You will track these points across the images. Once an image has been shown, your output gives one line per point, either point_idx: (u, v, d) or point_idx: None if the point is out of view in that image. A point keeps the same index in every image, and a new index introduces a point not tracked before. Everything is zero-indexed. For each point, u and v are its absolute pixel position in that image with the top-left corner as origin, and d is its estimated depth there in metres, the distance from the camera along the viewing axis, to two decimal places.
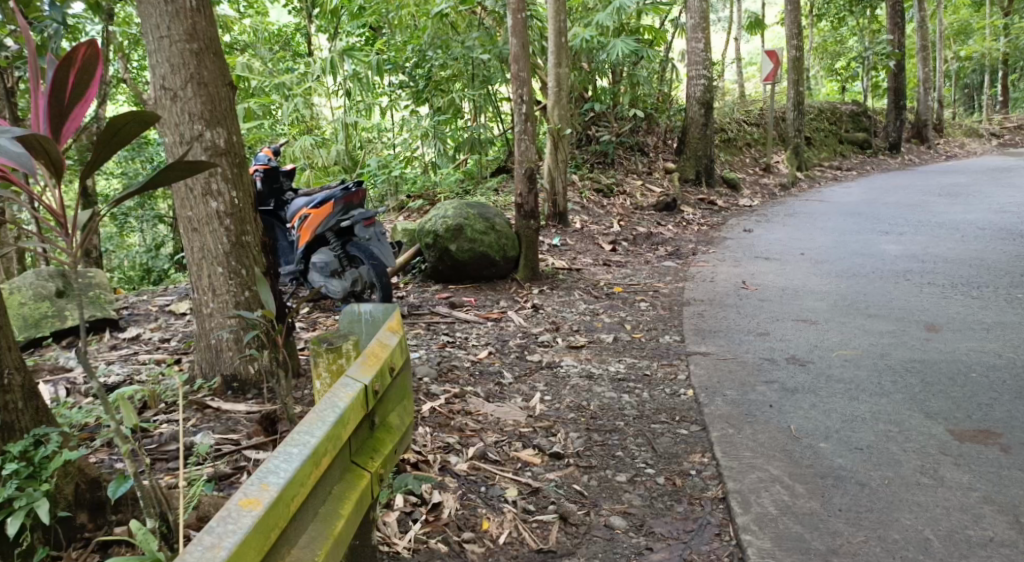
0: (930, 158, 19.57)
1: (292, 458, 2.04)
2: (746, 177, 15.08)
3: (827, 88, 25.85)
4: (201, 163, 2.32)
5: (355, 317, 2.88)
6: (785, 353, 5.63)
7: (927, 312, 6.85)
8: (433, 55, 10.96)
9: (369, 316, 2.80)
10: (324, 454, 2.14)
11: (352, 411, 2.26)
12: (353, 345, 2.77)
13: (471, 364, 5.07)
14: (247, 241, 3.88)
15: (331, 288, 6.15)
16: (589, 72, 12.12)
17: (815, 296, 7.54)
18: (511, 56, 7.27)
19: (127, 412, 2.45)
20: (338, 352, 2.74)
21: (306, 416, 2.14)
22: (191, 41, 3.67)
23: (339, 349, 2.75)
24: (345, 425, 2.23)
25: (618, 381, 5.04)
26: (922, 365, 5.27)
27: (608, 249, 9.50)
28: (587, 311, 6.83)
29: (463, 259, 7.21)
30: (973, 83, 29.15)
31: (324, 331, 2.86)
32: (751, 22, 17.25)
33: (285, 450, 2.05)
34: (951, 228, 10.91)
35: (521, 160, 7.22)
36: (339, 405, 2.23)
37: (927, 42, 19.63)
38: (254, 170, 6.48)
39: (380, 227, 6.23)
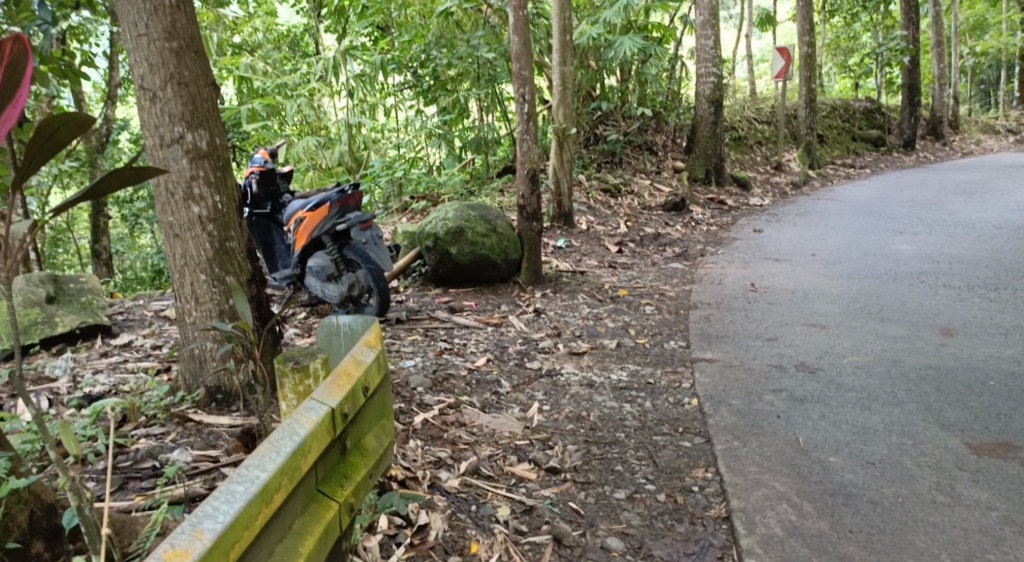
0: (944, 155, 19.30)
1: (236, 497, 1.93)
2: (757, 176, 14.88)
3: (840, 85, 25.59)
4: (147, 169, 2.30)
5: (334, 330, 2.84)
6: (793, 359, 5.45)
7: (941, 315, 6.66)
8: (437, 54, 10.80)
9: (347, 329, 2.76)
10: (278, 488, 2.04)
11: (313, 439, 2.18)
12: (320, 364, 2.73)
13: (468, 372, 4.91)
14: (231, 246, 3.73)
15: (328, 293, 5.98)
16: (597, 70, 11.93)
17: (826, 299, 7.34)
18: (513, 54, 7.09)
19: (67, 440, 2.31)
20: (304, 371, 2.70)
21: (257, 449, 2.04)
22: (171, 39, 3.54)
23: (306, 369, 2.71)
24: (305, 454, 2.14)
25: (620, 389, 4.88)
26: (936, 373, 5.09)
27: (614, 250, 9.33)
28: (590, 315, 6.67)
29: (463, 262, 7.06)
30: (988, 78, 28.78)
31: (292, 349, 2.82)
32: (762, 19, 17.02)
33: (229, 489, 1.94)
34: (966, 227, 10.68)
35: (523, 161, 7.06)
36: (298, 433, 2.14)
37: (941, 38, 19.32)
38: (250, 172, 6.33)
39: (376, 229, 6.05)
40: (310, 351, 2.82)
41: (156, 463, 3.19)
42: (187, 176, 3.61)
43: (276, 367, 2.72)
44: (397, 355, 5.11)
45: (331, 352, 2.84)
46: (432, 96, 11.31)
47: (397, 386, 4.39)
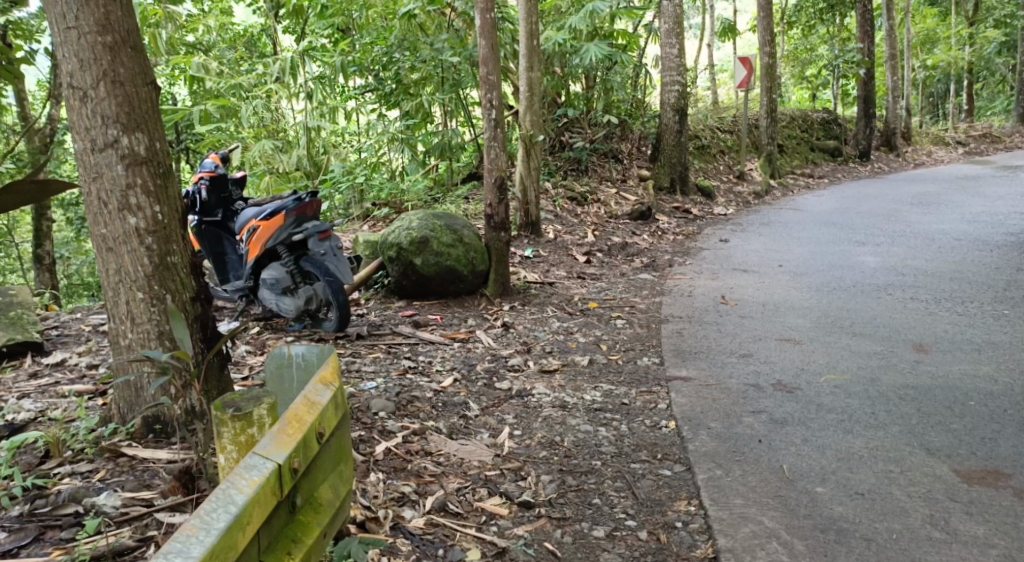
0: (902, 166, 19.45)
1: None
2: (721, 185, 14.78)
3: (798, 96, 25.72)
4: (49, 181, 2.15)
5: (287, 359, 2.58)
6: (770, 378, 5.24)
7: (914, 330, 6.53)
8: (399, 57, 10.50)
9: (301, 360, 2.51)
10: None
11: (253, 507, 2.01)
12: (265, 412, 2.45)
13: (433, 394, 4.61)
14: (172, 261, 3.51)
15: (283, 307, 5.71)
16: (562, 77, 11.74)
17: (797, 312, 7.18)
18: (479, 58, 6.81)
19: None
20: (247, 420, 2.43)
21: (183, 529, 1.88)
22: (104, 34, 3.34)
23: (249, 417, 2.43)
24: (243, 526, 1.97)
25: (593, 411, 4.63)
26: (917, 391, 4.92)
27: (582, 260, 9.09)
28: (559, 329, 6.42)
29: (428, 273, 6.77)
30: (936, 92, 29.30)
31: (234, 392, 2.53)
32: (724, 28, 16.97)
33: None
34: (928, 238, 10.67)
35: (490, 168, 6.79)
36: (234, 502, 1.97)
37: (897, 50, 19.49)
38: (199, 178, 6.02)
39: (336, 239, 5.74)
40: (254, 393, 2.53)
41: (79, 508, 2.96)
42: (123, 183, 3.40)
43: (213, 415, 2.44)
44: (357, 375, 4.82)
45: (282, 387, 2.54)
46: (393, 99, 11.00)
47: (358, 411, 4.09)
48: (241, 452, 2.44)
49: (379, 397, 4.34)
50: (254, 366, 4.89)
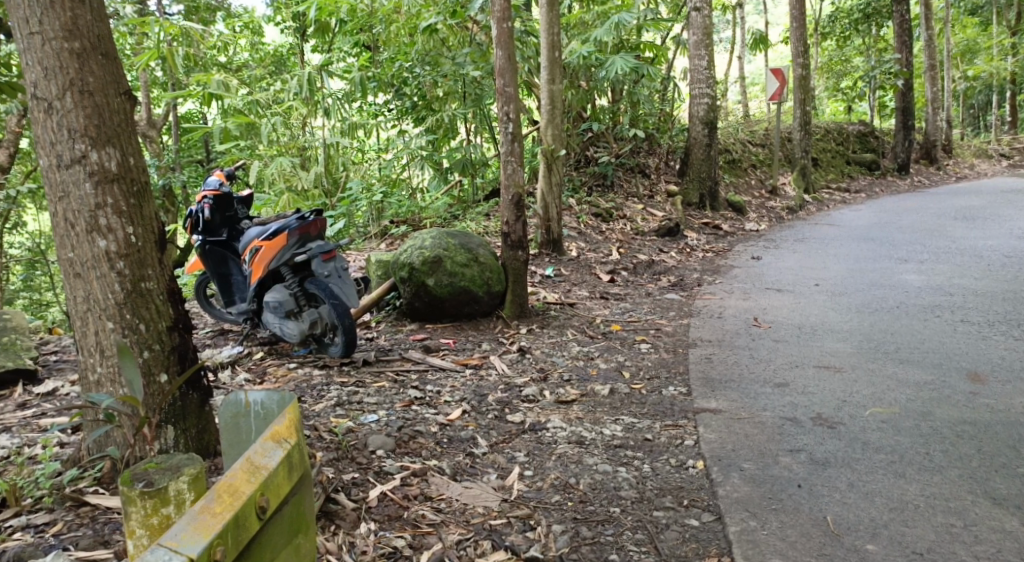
0: (940, 180, 18.84)
1: None
2: (753, 200, 14.32)
3: (832, 108, 25.13)
4: None
5: (241, 410, 2.22)
6: (808, 410, 4.84)
7: (964, 356, 6.08)
8: (420, 72, 10.22)
9: (257, 411, 2.15)
10: None
11: None
12: (179, 489, 2.19)
13: (439, 428, 4.24)
14: (147, 287, 3.19)
15: (286, 331, 5.36)
16: (588, 91, 11.35)
17: (835, 336, 6.75)
18: (497, 69, 6.48)
19: None
20: (159, 497, 2.17)
21: None
22: (71, 39, 3.03)
23: (163, 494, 2.17)
24: None
25: (613, 448, 4.25)
26: (972, 429, 4.50)
27: (606, 279, 8.72)
28: (580, 354, 6.04)
29: (441, 294, 6.43)
30: (977, 104, 28.49)
31: (150, 460, 2.28)
32: (756, 39, 16.50)
33: None
34: (974, 255, 10.14)
35: (508, 184, 6.45)
36: None
37: (936, 61, 18.88)
38: (202, 197, 5.71)
39: (341, 260, 5.39)
40: (173, 462, 2.28)
41: None
42: (91, 204, 3.09)
43: (121, 492, 2.18)
44: (358, 404, 4.45)
45: (236, 438, 2.22)
46: (415, 115, 10.76)
47: (353, 449, 3.73)
48: (154, 535, 2.19)
49: (379, 432, 3.97)
50: None
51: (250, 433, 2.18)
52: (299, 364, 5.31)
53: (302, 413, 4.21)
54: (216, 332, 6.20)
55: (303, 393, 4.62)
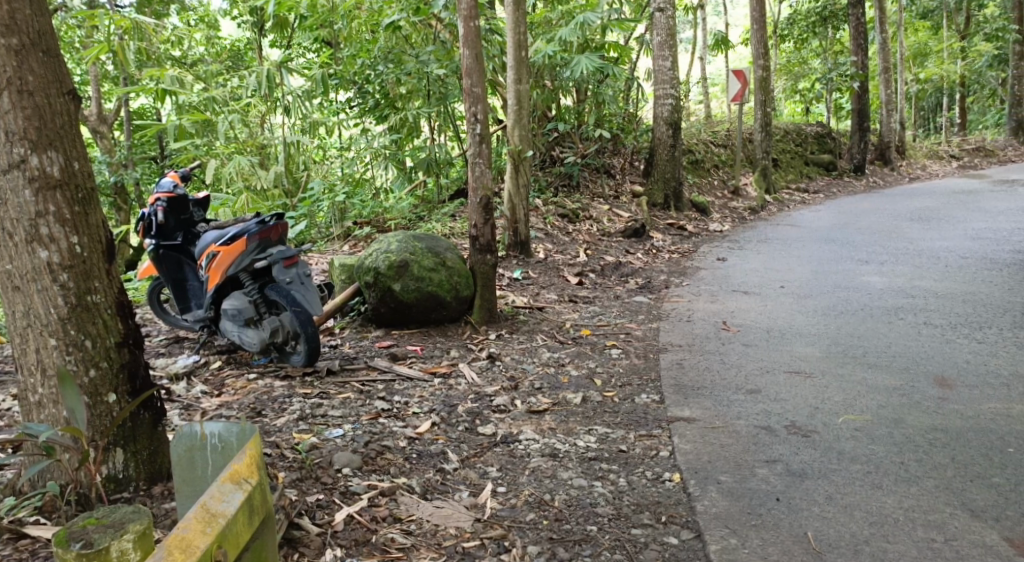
0: (896, 180, 19.07)
1: None
2: (716, 201, 14.34)
3: (790, 109, 25.34)
4: None
5: (196, 444, 2.24)
6: (783, 418, 4.76)
7: (932, 360, 6.06)
8: (383, 69, 9.92)
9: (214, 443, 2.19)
10: None
11: None
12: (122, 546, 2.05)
13: (407, 443, 4.09)
14: (93, 301, 3.05)
15: (247, 340, 5.18)
16: (553, 90, 11.24)
17: (804, 340, 6.70)
18: (464, 69, 6.33)
19: None
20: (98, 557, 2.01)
21: None
22: (9, 35, 2.89)
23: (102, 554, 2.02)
24: None
25: (587, 461, 4.14)
26: (945, 436, 4.45)
27: (574, 282, 8.62)
28: (550, 361, 5.92)
29: (408, 299, 6.27)
30: (929, 105, 28.95)
31: (88, 517, 2.12)
32: (718, 40, 16.52)
33: None
34: (933, 256, 10.22)
35: (476, 187, 6.32)
36: None
37: (891, 63, 19.11)
38: (156, 199, 5.53)
39: (303, 266, 5.15)
40: (116, 517, 2.12)
41: None
42: (32, 212, 2.94)
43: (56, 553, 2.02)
44: (323, 418, 4.28)
45: (191, 471, 2.25)
46: (378, 113, 10.56)
47: (318, 468, 3.57)
48: None
49: (344, 449, 3.82)
50: (207, 412, 4.36)
51: (207, 466, 2.23)
52: (260, 374, 5.12)
53: (264, 428, 4.03)
54: (172, 340, 5.97)
55: (264, 406, 4.43)
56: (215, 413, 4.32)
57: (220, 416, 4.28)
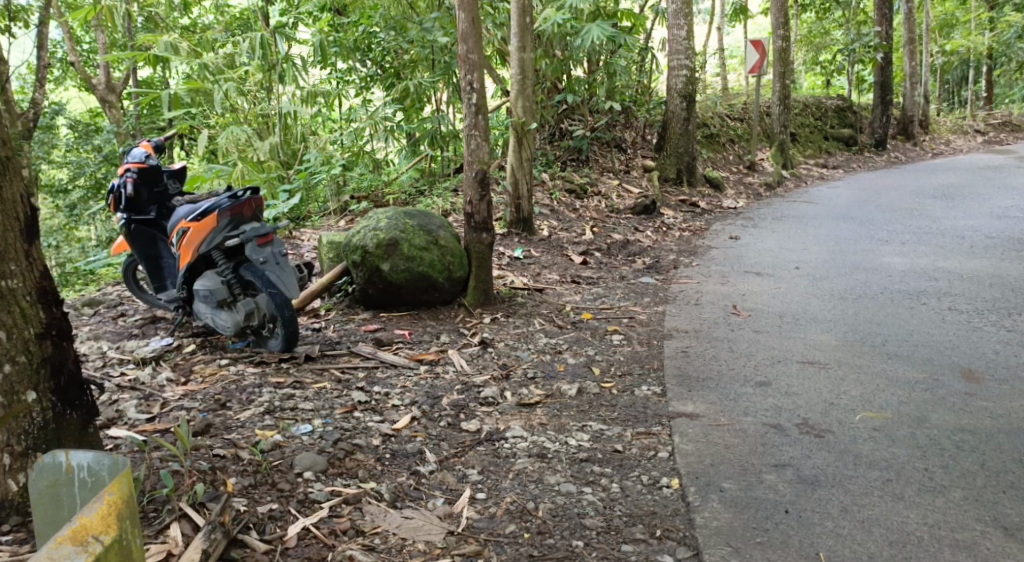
0: (917, 156, 18.50)
1: None
2: (730, 176, 13.88)
3: (810, 82, 24.64)
4: None
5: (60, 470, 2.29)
6: (794, 415, 4.38)
7: (956, 349, 5.67)
8: (385, 37, 9.68)
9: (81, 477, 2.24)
10: None
11: None
12: None
13: (381, 441, 3.75)
14: (9, 287, 2.93)
15: (220, 322, 4.84)
16: (563, 60, 10.73)
17: (820, 326, 6.30)
18: (460, 34, 5.89)
19: None
20: None
21: None
22: None
23: None
24: None
25: (578, 462, 3.79)
26: (973, 438, 4.07)
27: (579, 261, 8.23)
28: (547, 347, 5.56)
29: (397, 280, 5.91)
30: (953, 78, 28.18)
31: None
32: (736, 10, 15.93)
33: None
34: (955, 236, 9.77)
35: (472, 160, 5.94)
36: None
37: (915, 35, 18.45)
38: (125, 170, 5.17)
39: (278, 244, 4.81)
40: None
41: None
42: None
43: None
44: (292, 412, 3.94)
45: (57, 508, 2.32)
46: (382, 83, 10.13)
47: (275, 471, 3.24)
48: None
49: (309, 449, 3.48)
50: (168, 402, 4.01)
51: (73, 503, 2.29)
52: (232, 360, 4.78)
53: (225, 422, 3.69)
54: (147, 320, 5.63)
55: (230, 397, 4.09)
56: (176, 404, 3.97)
57: (180, 407, 3.92)
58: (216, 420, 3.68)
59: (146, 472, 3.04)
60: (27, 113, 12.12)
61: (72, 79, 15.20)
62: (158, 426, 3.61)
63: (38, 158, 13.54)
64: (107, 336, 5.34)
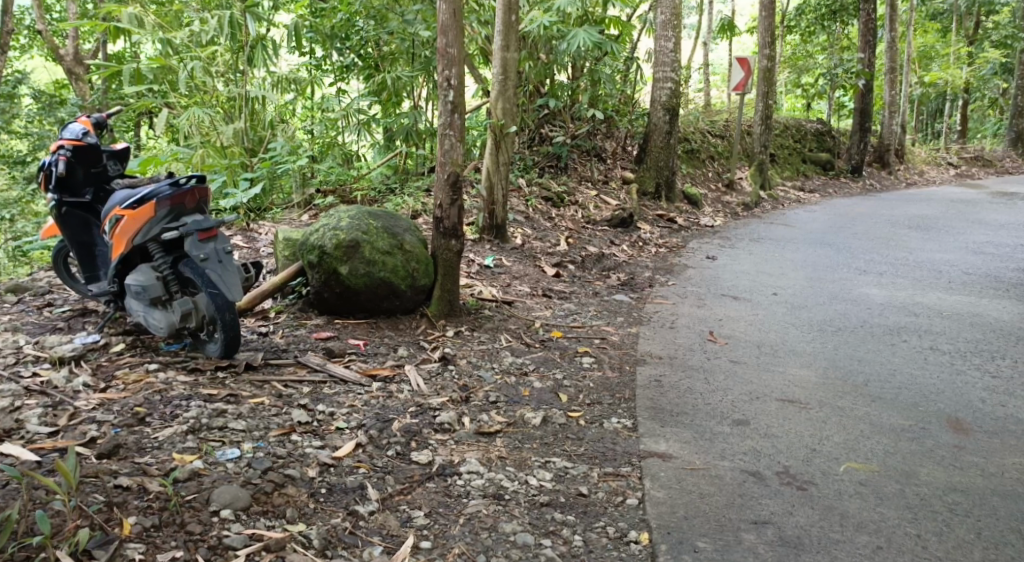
0: (892, 185, 18.37)
1: None
2: (708, 194, 13.58)
3: (790, 104, 24.50)
4: None
5: None
6: (776, 462, 3.99)
7: (943, 394, 5.32)
8: (364, 26, 9.17)
9: None
10: None
11: None
12: None
13: (318, 472, 3.33)
14: None
15: (152, 322, 4.40)
16: (547, 64, 10.31)
17: (801, 360, 5.95)
18: (439, 25, 5.45)
19: None
20: None
21: None
22: None
23: None
24: None
25: (538, 507, 3.40)
26: (967, 500, 3.72)
27: (551, 273, 7.84)
28: (511, 368, 5.15)
29: (356, 285, 5.46)
30: (929, 110, 28.23)
31: None
32: (724, 26, 15.63)
33: None
34: (933, 270, 9.51)
35: (444, 161, 5.53)
36: None
37: (897, 64, 18.28)
38: (58, 146, 4.76)
39: (222, 241, 4.37)
40: None
41: None
42: None
43: None
44: (219, 432, 3.50)
45: None
46: (358, 73, 9.64)
47: (186, 509, 2.88)
48: None
49: (232, 480, 3.08)
50: (79, 413, 3.57)
51: None
52: (163, 365, 4.32)
53: (138, 442, 3.27)
54: (75, 312, 5.15)
55: (151, 410, 3.64)
56: (87, 417, 3.53)
57: (92, 420, 3.49)
58: (128, 439, 3.25)
59: (22, 512, 2.64)
60: None
61: (38, 50, 14.57)
62: (58, 444, 3.25)
63: None
64: (28, 329, 4.85)
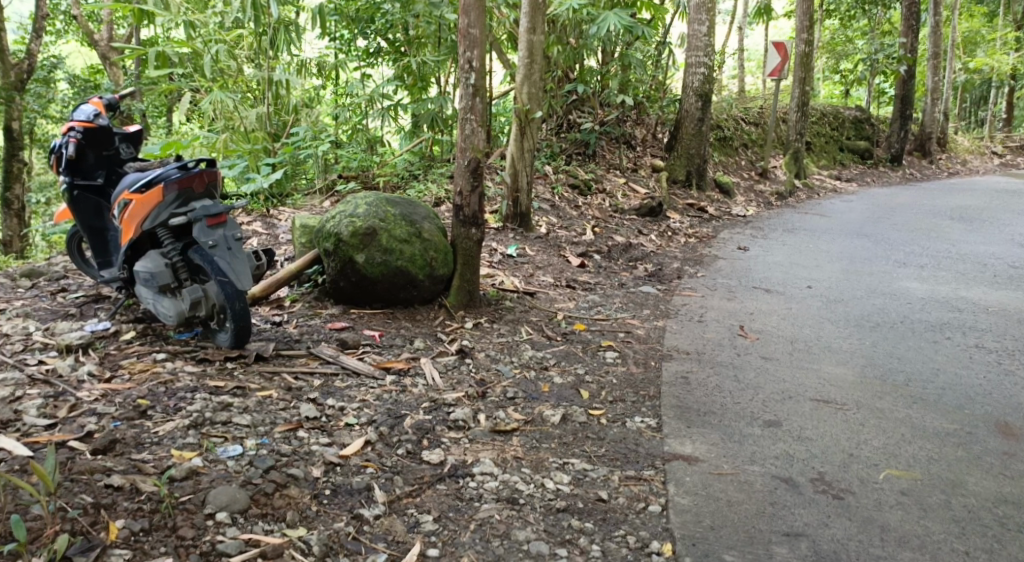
0: (932, 175, 17.89)
1: None
2: (741, 182, 13.27)
3: (827, 91, 23.98)
4: None
5: None
6: (810, 467, 3.78)
7: (989, 397, 5.05)
8: (390, 10, 8.89)
9: None
10: None
11: None
12: None
13: (322, 474, 3.21)
14: None
15: (162, 310, 4.27)
16: (577, 49, 10.04)
17: (836, 358, 5.70)
18: (462, 6, 5.23)
19: None
20: None
21: None
22: None
23: None
24: None
25: (554, 512, 3.24)
26: (1017, 513, 3.50)
27: (576, 263, 7.64)
28: (532, 362, 4.97)
29: (373, 274, 5.30)
30: (973, 96, 27.45)
31: None
32: (760, 11, 15.24)
33: None
34: (976, 263, 9.16)
35: (464, 147, 5.34)
36: None
37: (939, 50, 17.74)
38: (69, 128, 4.63)
39: (232, 227, 4.21)
40: None
41: None
42: None
43: None
44: (222, 427, 3.38)
45: None
46: (385, 56, 9.42)
47: (180, 511, 2.84)
48: None
49: (230, 480, 3.03)
50: (79, 404, 3.46)
51: None
52: (171, 354, 4.18)
53: (138, 438, 3.19)
54: (89, 298, 5.03)
55: (155, 402, 3.52)
56: (87, 409, 3.42)
57: (92, 413, 3.38)
58: (126, 436, 3.17)
59: None
60: (16, 62, 11.50)
61: (73, 34, 14.57)
62: (53, 439, 3.14)
63: (31, 111, 12.96)
64: (40, 315, 4.74)
